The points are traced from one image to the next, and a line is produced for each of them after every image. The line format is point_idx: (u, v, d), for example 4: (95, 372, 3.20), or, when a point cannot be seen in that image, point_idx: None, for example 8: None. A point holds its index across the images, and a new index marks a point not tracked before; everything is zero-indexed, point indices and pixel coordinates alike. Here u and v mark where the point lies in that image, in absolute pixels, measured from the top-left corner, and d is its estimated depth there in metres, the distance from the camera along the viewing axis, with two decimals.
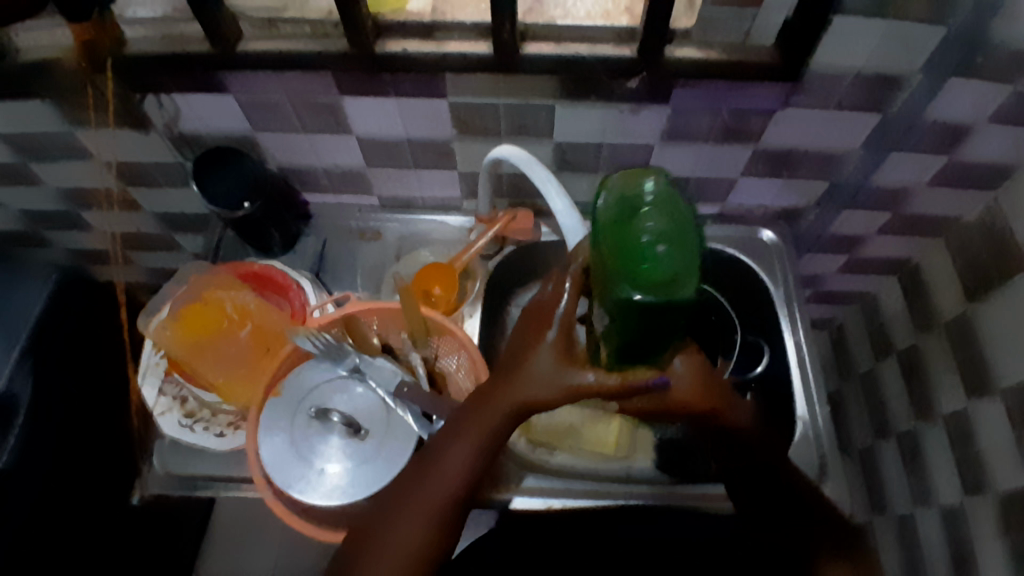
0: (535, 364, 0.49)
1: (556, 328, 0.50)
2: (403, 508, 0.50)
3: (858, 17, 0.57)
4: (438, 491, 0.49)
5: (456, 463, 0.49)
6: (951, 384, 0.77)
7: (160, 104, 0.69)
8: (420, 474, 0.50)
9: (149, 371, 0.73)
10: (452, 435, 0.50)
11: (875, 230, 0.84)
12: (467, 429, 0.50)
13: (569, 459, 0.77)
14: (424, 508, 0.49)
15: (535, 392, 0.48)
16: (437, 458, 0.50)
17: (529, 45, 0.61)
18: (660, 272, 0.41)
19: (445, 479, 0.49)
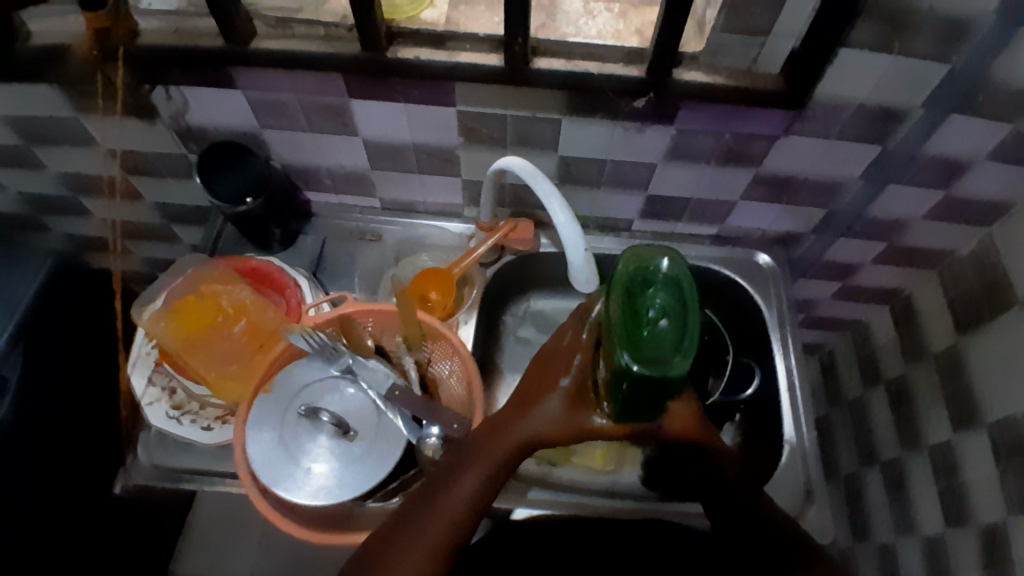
0: (546, 404, 0.52)
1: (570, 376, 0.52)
2: (425, 511, 0.51)
3: (864, 50, 0.58)
4: (452, 506, 0.50)
5: (467, 485, 0.51)
6: (939, 416, 0.77)
7: (169, 96, 0.69)
8: (437, 486, 0.52)
9: (139, 360, 0.73)
10: (467, 459, 0.52)
11: (870, 260, 0.85)
12: (489, 446, 0.53)
13: (570, 475, 0.79)
14: (440, 519, 0.50)
15: (541, 428, 0.52)
16: (452, 477, 0.52)
17: (539, 60, 0.62)
18: (659, 345, 0.40)
19: (459, 497, 0.51)
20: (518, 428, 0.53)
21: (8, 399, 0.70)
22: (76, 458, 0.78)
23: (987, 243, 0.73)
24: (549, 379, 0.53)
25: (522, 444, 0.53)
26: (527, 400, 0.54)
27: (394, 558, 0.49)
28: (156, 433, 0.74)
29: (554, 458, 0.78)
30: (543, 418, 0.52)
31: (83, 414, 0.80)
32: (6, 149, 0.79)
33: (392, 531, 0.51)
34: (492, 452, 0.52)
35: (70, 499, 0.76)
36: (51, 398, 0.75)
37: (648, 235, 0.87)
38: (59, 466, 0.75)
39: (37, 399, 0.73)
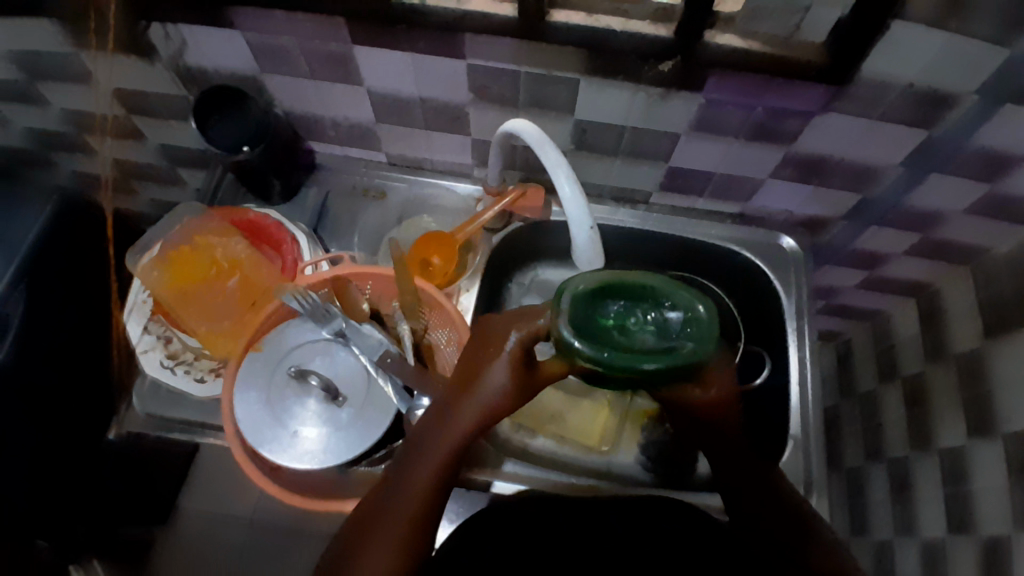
0: (494, 377, 0.50)
1: (514, 342, 0.50)
2: (389, 505, 0.48)
3: (918, 25, 0.51)
4: (420, 478, 0.48)
5: (429, 456, 0.49)
6: (952, 419, 0.73)
7: (167, 34, 0.65)
8: (400, 470, 0.49)
9: (135, 308, 0.72)
10: (425, 435, 0.50)
11: (900, 251, 0.80)
12: (443, 430, 0.50)
13: (552, 447, 0.77)
14: (405, 507, 0.47)
15: (492, 400, 0.50)
16: (415, 454, 0.50)
17: (557, 13, 0.57)
18: (605, 337, 0.47)
19: (418, 475, 0.48)
20: (468, 394, 0.50)
21: (8, 343, 0.70)
22: (61, 401, 0.78)
23: None
24: (496, 351, 0.51)
25: (482, 417, 0.50)
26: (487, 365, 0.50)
27: (364, 555, 0.46)
28: None
29: (535, 424, 0.78)
30: (491, 393, 0.50)
31: (69, 353, 0.79)
32: (5, 84, 0.76)
33: (362, 520, 0.48)
34: (450, 436, 0.49)
35: (65, 435, 0.77)
36: (39, 341, 0.74)
37: (666, 209, 0.82)
38: (46, 405, 0.75)
39: (34, 338, 0.73)
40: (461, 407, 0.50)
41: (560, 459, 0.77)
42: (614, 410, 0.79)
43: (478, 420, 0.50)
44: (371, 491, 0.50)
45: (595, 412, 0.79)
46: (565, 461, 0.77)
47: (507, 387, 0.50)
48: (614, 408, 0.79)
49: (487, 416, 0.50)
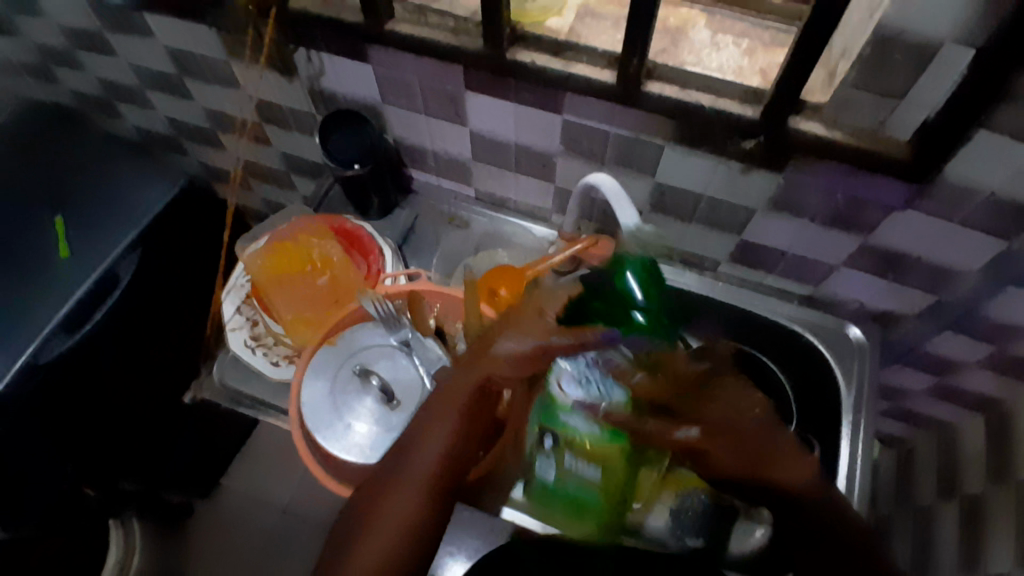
0: (500, 346, 0.60)
1: (528, 314, 0.63)
2: (398, 486, 0.54)
3: (1004, 137, 0.52)
4: (412, 478, 0.54)
5: (418, 461, 0.55)
6: (1004, 547, 0.70)
7: (310, 58, 0.75)
8: (401, 457, 0.56)
9: (234, 289, 0.81)
10: (412, 447, 0.56)
11: (974, 361, 0.77)
12: (444, 413, 0.57)
13: None
14: (411, 487, 0.54)
15: (502, 370, 0.59)
16: (404, 460, 0.56)
17: (651, 84, 0.60)
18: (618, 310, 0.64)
19: (425, 458, 0.55)
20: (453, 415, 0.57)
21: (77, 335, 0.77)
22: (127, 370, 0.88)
23: None
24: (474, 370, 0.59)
25: (483, 383, 0.59)
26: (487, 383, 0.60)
27: (375, 527, 0.53)
28: (230, 356, 0.81)
29: None
30: (501, 358, 0.60)
31: (139, 320, 0.87)
32: (166, 79, 0.90)
33: (362, 515, 0.54)
34: (450, 416, 0.57)
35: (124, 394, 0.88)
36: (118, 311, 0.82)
37: (733, 280, 0.84)
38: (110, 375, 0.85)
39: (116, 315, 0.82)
40: (441, 425, 0.56)
41: None
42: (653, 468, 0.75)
43: (458, 432, 0.57)
44: (365, 488, 0.56)
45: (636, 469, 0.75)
46: None
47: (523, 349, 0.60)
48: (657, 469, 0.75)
49: (484, 381, 0.59)
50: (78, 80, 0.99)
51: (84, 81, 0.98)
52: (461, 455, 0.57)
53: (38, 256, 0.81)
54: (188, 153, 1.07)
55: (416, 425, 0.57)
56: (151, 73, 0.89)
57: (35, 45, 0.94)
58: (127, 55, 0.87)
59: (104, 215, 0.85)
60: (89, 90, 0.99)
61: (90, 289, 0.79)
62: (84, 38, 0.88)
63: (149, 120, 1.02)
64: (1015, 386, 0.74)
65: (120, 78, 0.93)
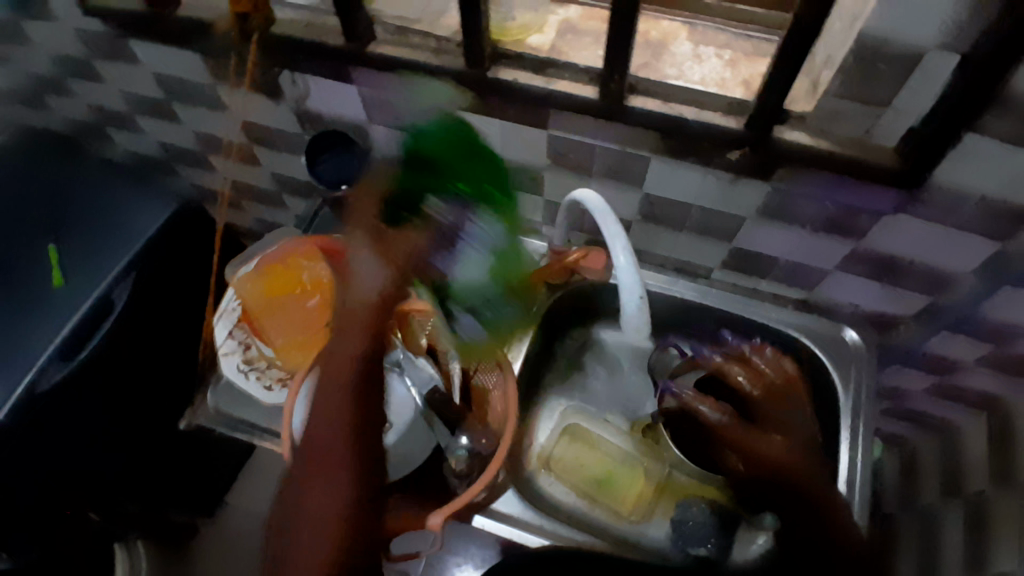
0: (364, 272, 0.56)
1: (370, 225, 0.58)
2: (318, 472, 0.49)
3: (995, 140, 0.52)
4: (334, 453, 0.49)
5: (328, 435, 0.50)
6: (1010, 547, 0.69)
7: (295, 81, 0.74)
8: (313, 438, 0.50)
9: (225, 313, 0.80)
10: (317, 434, 0.50)
11: (974, 361, 0.76)
12: (340, 373, 0.52)
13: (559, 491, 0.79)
14: (334, 463, 0.49)
15: (369, 293, 0.55)
16: (316, 445, 0.50)
17: (635, 99, 0.60)
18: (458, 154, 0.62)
19: (336, 429, 0.50)
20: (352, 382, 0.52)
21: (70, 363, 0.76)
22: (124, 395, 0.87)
23: None
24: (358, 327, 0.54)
25: (374, 308, 0.55)
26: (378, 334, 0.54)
27: (303, 532, 0.47)
28: (224, 382, 0.81)
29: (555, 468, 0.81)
30: (362, 287, 0.56)
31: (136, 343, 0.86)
32: (154, 104, 0.89)
33: (281, 524, 0.49)
34: (349, 369, 0.52)
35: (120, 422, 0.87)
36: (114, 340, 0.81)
37: (727, 286, 0.84)
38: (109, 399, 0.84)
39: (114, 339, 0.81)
40: (343, 397, 0.51)
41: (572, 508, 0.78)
42: (649, 479, 0.79)
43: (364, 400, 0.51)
44: (285, 488, 0.51)
45: (630, 479, 0.79)
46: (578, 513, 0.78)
47: (384, 286, 0.56)
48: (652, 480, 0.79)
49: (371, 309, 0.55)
50: (66, 106, 0.98)
51: (74, 107, 0.98)
52: (378, 426, 0.51)
53: (35, 283, 0.81)
54: (180, 175, 1.07)
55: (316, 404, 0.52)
56: (139, 98, 0.89)
57: (24, 72, 0.94)
58: (114, 81, 0.87)
59: (103, 238, 0.84)
60: (78, 115, 0.99)
61: (85, 316, 0.78)
62: (72, 64, 0.87)
63: (140, 144, 1.02)
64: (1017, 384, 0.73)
65: (109, 103, 0.93)
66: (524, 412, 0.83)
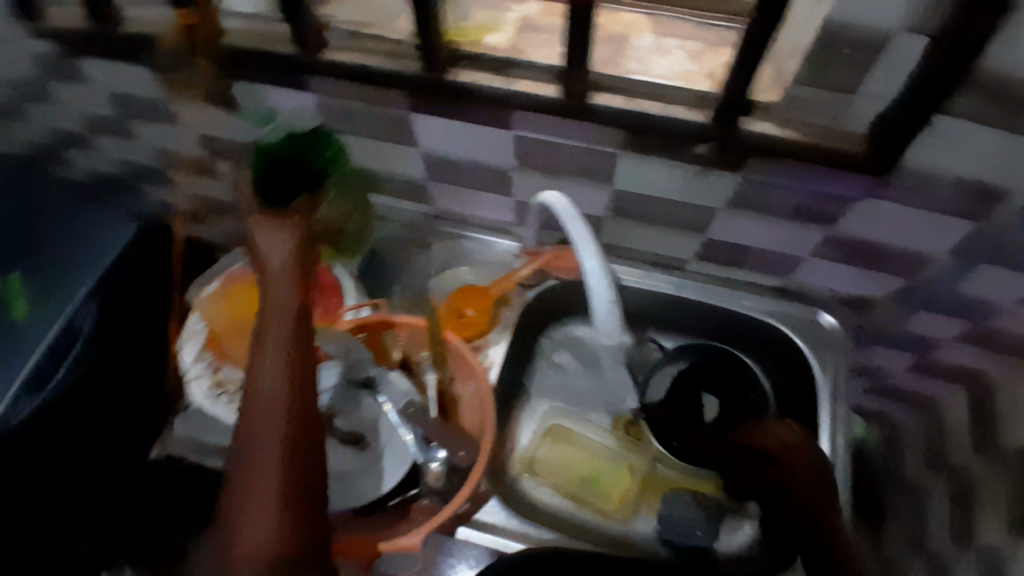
0: (272, 239, 0.55)
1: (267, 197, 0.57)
2: (260, 439, 0.49)
3: (962, 120, 0.52)
4: (274, 417, 0.50)
5: (267, 398, 0.50)
6: (997, 521, 0.70)
7: (249, 92, 0.71)
8: (251, 403, 0.50)
9: (191, 336, 0.78)
10: (252, 435, 0.49)
11: (951, 338, 0.77)
12: (271, 335, 0.52)
13: (546, 495, 0.78)
14: (273, 426, 0.49)
15: (280, 260, 0.55)
16: (254, 412, 0.50)
17: (598, 96, 0.58)
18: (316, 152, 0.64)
19: (273, 394, 0.50)
20: (282, 375, 0.51)
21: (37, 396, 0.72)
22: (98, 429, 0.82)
23: None
24: (284, 315, 0.53)
25: (292, 270, 0.54)
26: (305, 321, 0.54)
27: (254, 500, 0.48)
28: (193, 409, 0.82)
29: (538, 471, 0.80)
30: (274, 257, 0.55)
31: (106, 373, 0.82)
32: (104, 121, 0.85)
33: (224, 529, 0.49)
34: (277, 331, 0.52)
35: None
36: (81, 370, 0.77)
37: (702, 277, 0.83)
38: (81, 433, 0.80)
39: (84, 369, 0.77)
40: (272, 391, 0.50)
41: (556, 511, 0.77)
42: (635, 474, 0.79)
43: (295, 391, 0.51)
44: (223, 493, 0.50)
45: (616, 476, 0.79)
46: (563, 515, 0.77)
47: (294, 250, 0.55)
48: (637, 474, 0.79)
49: (291, 273, 0.54)
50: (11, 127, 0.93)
51: (21, 129, 0.93)
52: (311, 419, 0.51)
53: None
54: (138, 193, 1.03)
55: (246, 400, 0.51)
56: (88, 116, 0.85)
57: None
58: (60, 99, 0.83)
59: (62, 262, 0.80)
60: (24, 137, 0.94)
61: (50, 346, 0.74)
62: (13, 83, 0.83)
63: (93, 163, 0.97)
64: None
65: (57, 122, 0.89)
66: (503, 418, 0.82)
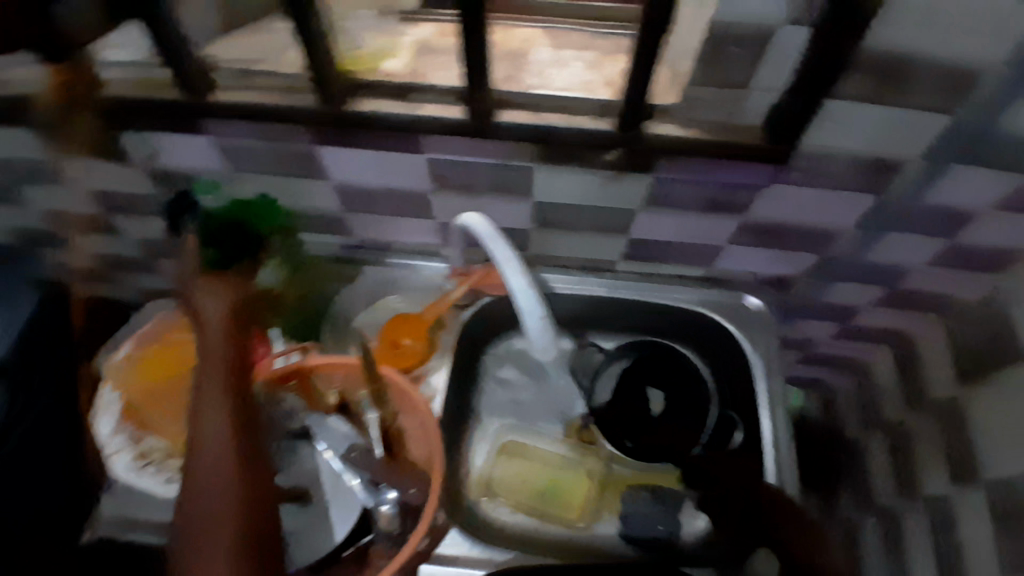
0: (205, 297, 0.61)
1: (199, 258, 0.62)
2: (209, 482, 0.53)
3: (850, 100, 0.55)
4: (221, 458, 0.54)
5: (213, 443, 0.54)
6: (936, 468, 0.75)
7: (139, 141, 0.67)
8: (198, 449, 0.54)
9: (106, 409, 0.72)
10: (200, 479, 0.53)
11: (868, 302, 0.82)
12: (212, 385, 0.57)
13: (506, 515, 0.77)
14: (221, 466, 0.53)
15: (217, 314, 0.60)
16: (201, 458, 0.54)
17: (502, 114, 0.58)
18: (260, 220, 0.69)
19: (218, 438, 0.54)
20: (225, 416, 0.55)
21: None
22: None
23: (995, 291, 0.70)
24: (217, 365, 0.58)
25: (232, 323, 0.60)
26: (243, 372, 0.59)
27: (206, 539, 0.51)
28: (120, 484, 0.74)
29: (495, 493, 0.78)
30: (210, 313, 0.60)
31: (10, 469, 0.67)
32: None
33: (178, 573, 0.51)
34: (215, 380, 0.57)
35: None
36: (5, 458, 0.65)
37: (634, 275, 0.84)
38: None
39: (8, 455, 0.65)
40: (215, 433, 0.55)
41: (519, 530, 0.76)
42: (592, 479, 0.79)
43: (238, 433, 0.56)
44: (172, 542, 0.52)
45: (573, 484, 0.79)
46: (526, 532, 0.76)
47: (229, 305, 0.61)
48: (594, 479, 0.79)
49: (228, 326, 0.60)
50: None
51: None
52: (256, 457, 0.56)
53: None
54: None
55: (191, 448, 0.55)
56: None
57: None
58: None
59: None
60: None
61: None
62: None
63: None
64: (911, 315, 0.81)
65: None
66: (453, 445, 0.80)
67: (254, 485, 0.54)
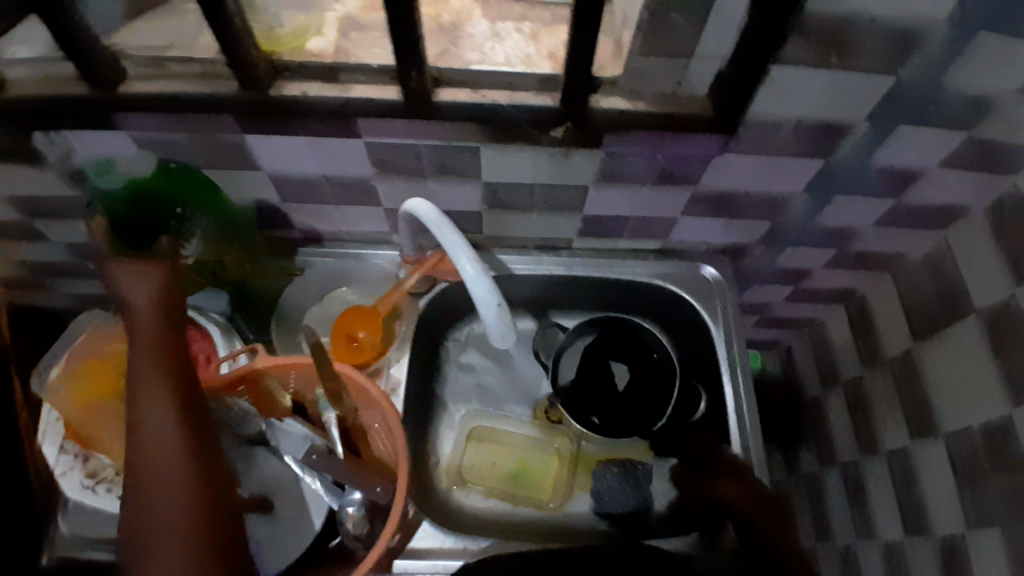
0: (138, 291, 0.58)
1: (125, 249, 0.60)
2: (160, 487, 0.50)
3: (798, 67, 0.53)
4: (171, 461, 0.51)
5: (161, 446, 0.51)
6: (895, 423, 0.76)
7: (52, 141, 0.61)
8: (145, 454, 0.51)
9: (48, 433, 0.71)
10: (150, 483, 0.50)
11: (821, 265, 0.83)
12: (153, 384, 0.54)
13: (477, 501, 0.77)
14: (172, 470, 0.51)
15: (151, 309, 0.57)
16: (149, 462, 0.51)
17: (442, 93, 0.56)
18: (190, 191, 0.66)
19: (167, 441, 0.52)
20: (169, 413, 0.53)
21: None
22: None
23: (943, 247, 0.71)
24: (157, 362, 0.55)
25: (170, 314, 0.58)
26: (186, 367, 0.56)
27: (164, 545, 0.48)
28: (73, 502, 0.70)
29: (464, 480, 0.77)
30: (143, 307, 0.57)
31: None
32: None
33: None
34: (158, 380, 0.54)
35: None
36: None
37: (590, 251, 0.82)
38: None
39: None
40: (164, 436, 0.52)
41: (491, 515, 0.76)
42: (562, 458, 0.79)
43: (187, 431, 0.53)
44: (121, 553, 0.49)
45: (544, 464, 0.78)
46: (498, 516, 0.76)
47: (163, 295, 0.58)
48: (564, 458, 0.78)
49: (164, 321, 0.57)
50: None
51: None
52: (209, 455, 0.53)
53: None
54: None
55: (133, 451, 0.51)
56: None
57: None
58: None
59: None
60: None
61: None
62: None
63: None
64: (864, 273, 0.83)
65: None
66: (419, 435, 0.78)
67: (210, 487, 0.52)
